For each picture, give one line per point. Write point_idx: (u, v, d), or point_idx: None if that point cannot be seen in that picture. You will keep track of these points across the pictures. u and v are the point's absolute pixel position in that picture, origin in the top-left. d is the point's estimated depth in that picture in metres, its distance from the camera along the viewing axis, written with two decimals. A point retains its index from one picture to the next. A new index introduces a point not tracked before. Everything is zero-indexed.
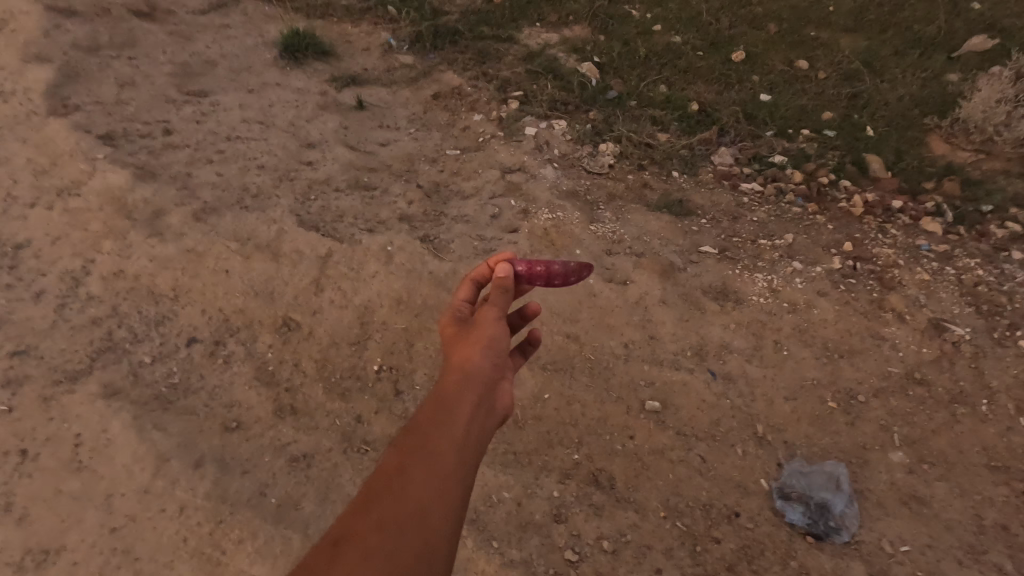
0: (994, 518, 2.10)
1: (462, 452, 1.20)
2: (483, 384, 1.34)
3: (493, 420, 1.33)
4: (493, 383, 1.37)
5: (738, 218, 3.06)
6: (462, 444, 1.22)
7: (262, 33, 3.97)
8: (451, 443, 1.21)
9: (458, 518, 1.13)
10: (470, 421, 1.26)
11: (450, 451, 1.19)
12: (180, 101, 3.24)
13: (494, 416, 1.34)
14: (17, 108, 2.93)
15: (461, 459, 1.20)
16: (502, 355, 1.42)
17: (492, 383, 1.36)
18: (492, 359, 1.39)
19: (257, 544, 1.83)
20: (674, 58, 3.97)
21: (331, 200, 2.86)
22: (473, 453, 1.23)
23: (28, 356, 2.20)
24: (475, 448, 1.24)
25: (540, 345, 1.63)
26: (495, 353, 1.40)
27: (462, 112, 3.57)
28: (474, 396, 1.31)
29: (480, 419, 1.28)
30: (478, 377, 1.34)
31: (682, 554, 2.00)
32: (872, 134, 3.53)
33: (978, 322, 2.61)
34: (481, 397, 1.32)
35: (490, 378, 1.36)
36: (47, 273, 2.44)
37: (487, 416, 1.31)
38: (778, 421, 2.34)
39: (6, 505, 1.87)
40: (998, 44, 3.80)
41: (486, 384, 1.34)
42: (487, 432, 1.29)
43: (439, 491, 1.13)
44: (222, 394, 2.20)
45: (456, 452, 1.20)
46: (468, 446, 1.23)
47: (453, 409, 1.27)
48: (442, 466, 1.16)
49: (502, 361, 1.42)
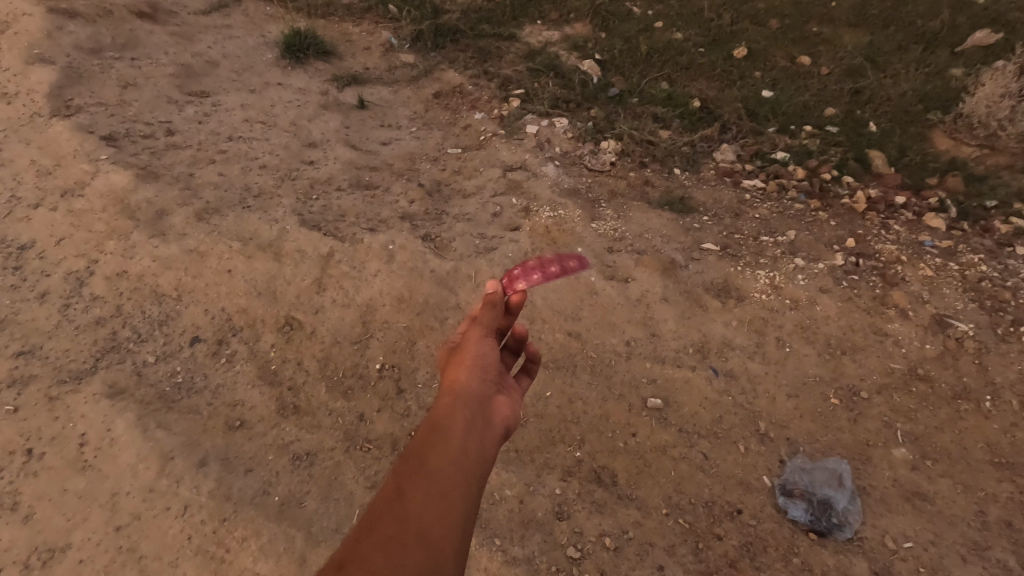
0: (998, 515, 2.10)
1: (458, 469, 1.20)
2: (474, 401, 1.34)
3: (491, 435, 1.32)
4: (486, 398, 1.38)
5: (740, 215, 3.05)
6: (458, 461, 1.21)
7: (263, 33, 3.98)
8: (447, 459, 1.20)
9: (461, 535, 1.11)
10: (465, 437, 1.26)
11: (447, 468, 1.19)
12: (182, 101, 3.25)
13: (492, 430, 1.34)
14: (21, 110, 2.95)
15: (459, 476, 1.19)
16: (492, 371, 1.43)
17: (483, 398, 1.37)
18: (481, 376, 1.40)
19: (260, 542, 1.84)
20: (676, 54, 3.96)
21: (332, 200, 2.87)
22: (472, 469, 1.22)
23: (33, 356, 2.22)
24: (473, 464, 1.23)
25: (540, 360, 1.65)
26: (483, 369, 1.42)
27: (463, 110, 3.57)
28: (466, 412, 1.31)
29: (476, 434, 1.28)
30: (469, 395, 1.35)
31: (684, 551, 2.00)
32: (874, 130, 3.52)
33: (982, 318, 2.60)
34: (474, 413, 1.32)
35: (482, 395, 1.37)
36: (50, 273, 2.46)
37: (484, 431, 1.31)
38: (779, 418, 2.34)
39: (12, 504, 1.89)
40: (1003, 38, 3.75)
41: (478, 401, 1.35)
42: (484, 447, 1.28)
43: (438, 509, 1.12)
44: (225, 393, 2.21)
45: (453, 469, 1.19)
46: (466, 462, 1.22)
47: (445, 426, 1.27)
48: (439, 485, 1.15)
49: (492, 377, 1.43)
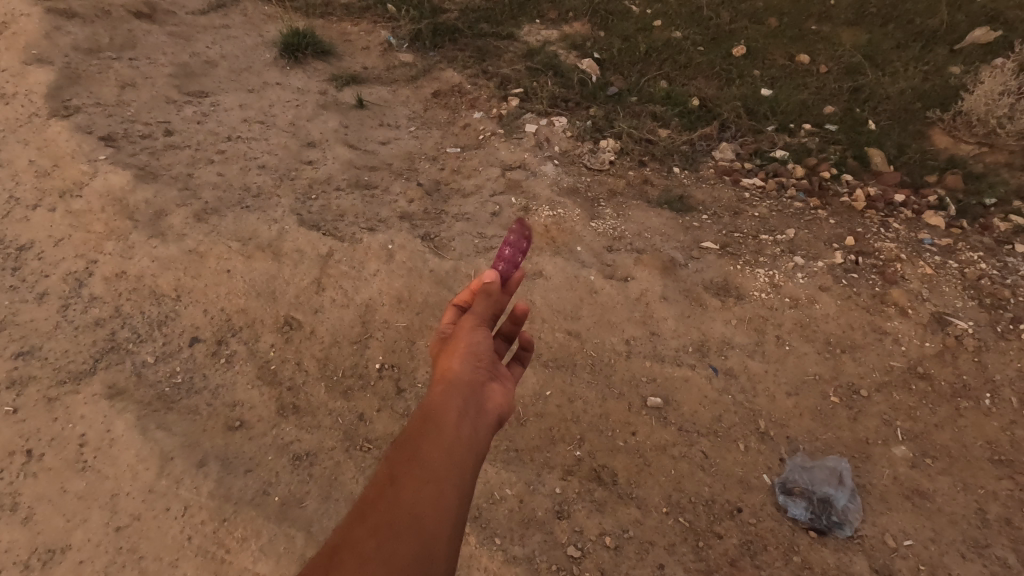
0: (998, 512, 2.10)
1: (452, 456, 1.20)
2: (468, 389, 1.34)
3: (485, 421, 1.32)
4: (479, 386, 1.37)
5: (739, 214, 3.05)
6: (452, 448, 1.21)
7: (262, 33, 3.97)
8: (441, 446, 1.20)
9: (457, 521, 1.11)
10: (458, 424, 1.25)
11: (441, 455, 1.19)
12: (180, 101, 3.25)
13: (486, 416, 1.33)
14: (19, 110, 2.95)
15: (453, 463, 1.19)
16: (485, 358, 1.42)
17: (477, 385, 1.36)
18: (474, 363, 1.39)
19: (261, 543, 1.84)
20: (675, 53, 3.96)
21: (331, 200, 2.86)
22: (466, 456, 1.22)
23: (32, 357, 2.22)
24: (467, 450, 1.23)
25: (534, 347, 1.63)
26: (476, 357, 1.41)
27: (462, 110, 3.57)
28: (460, 399, 1.31)
29: (469, 422, 1.27)
30: (462, 382, 1.35)
31: (684, 550, 2.00)
32: (873, 128, 3.52)
33: (982, 315, 2.60)
34: (467, 400, 1.31)
35: (475, 381, 1.37)
36: (49, 274, 2.46)
37: (478, 418, 1.31)
38: (779, 416, 2.34)
39: (12, 505, 1.89)
40: (1002, 36, 3.75)
41: (471, 388, 1.34)
42: (479, 434, 1.28)
43: (430, 495, 1.12)
44: (224, 393, 2.21)
45: (446, 456, 1.19)
46: (460, 449, 1.22)
47: (439, 415, 1.27)
48: (433, 471, 1.16)
49: (486, 365, 1.42)
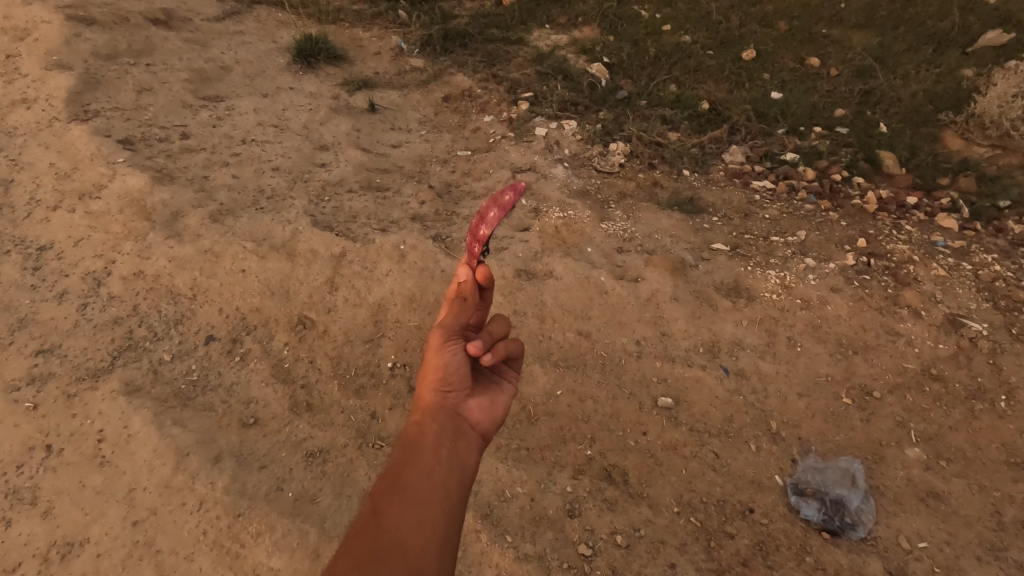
0: (1014, 515, 2.08)
1: (431, 478, 1.20)
2: (445, 415, 1.33)
3: (463, 445, 1.31)
4: (454, 412, 1.35)
5: (750, 216, 3.05)
6: (430, 471, 1.21)
7: (275, 38, 4.03)
8: (423, 469, 1.20)
9: (433, 531, 1.12)
10: (437, 450, 1.25)
11: (421, 479, 1.19)
12: (197, 105, 3.30)
13: (466, 439, 1.33)
14: (40, 115, 3.01)
15: (435, 485, 1.19)
16: (459, 377, 1.38)
17: (457, 411, 1.36)
18: (445, 388, 1.36)
19: (275, 537, 1.86)
20: (685, 57, 3.98)
21: (344, 201, 2.89)
22: (445, 477, 1.22)
23: (52, 355, 2.26)
24: (446, 472, 1.23)
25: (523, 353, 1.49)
26: (449, 380, 1.37)
27: (473, 113, 3.60)
28: (438, 425, 1.31)
29: (447, 441, 1.29)
30: (436, 410, 1.33)
31: (696, 549, 2.00)
32: (885, 130, 3.51)
33: (996, 318, 2.58)
34: (445, 424, 1.31)
35: (453, 407, 1.36)
36: (69, 274, 2.51)
37: (456, 438, 1.31)
38: (792, 417, 2.34)
39: (33, 498, 1.93)
40: (1013, 38, 3.74)
41: (450, 414, 1.34)
42: (458, 456, 1.28)
43: (418, 517, 1.12)
44: (239, 391, 2.23)
45: (429, 479, 1.20)
46: (438, 473, 1.22)
47: (424, 455, 1.24)
48: (414, 495, 1.16)
49: (459, 383, 1.38)
